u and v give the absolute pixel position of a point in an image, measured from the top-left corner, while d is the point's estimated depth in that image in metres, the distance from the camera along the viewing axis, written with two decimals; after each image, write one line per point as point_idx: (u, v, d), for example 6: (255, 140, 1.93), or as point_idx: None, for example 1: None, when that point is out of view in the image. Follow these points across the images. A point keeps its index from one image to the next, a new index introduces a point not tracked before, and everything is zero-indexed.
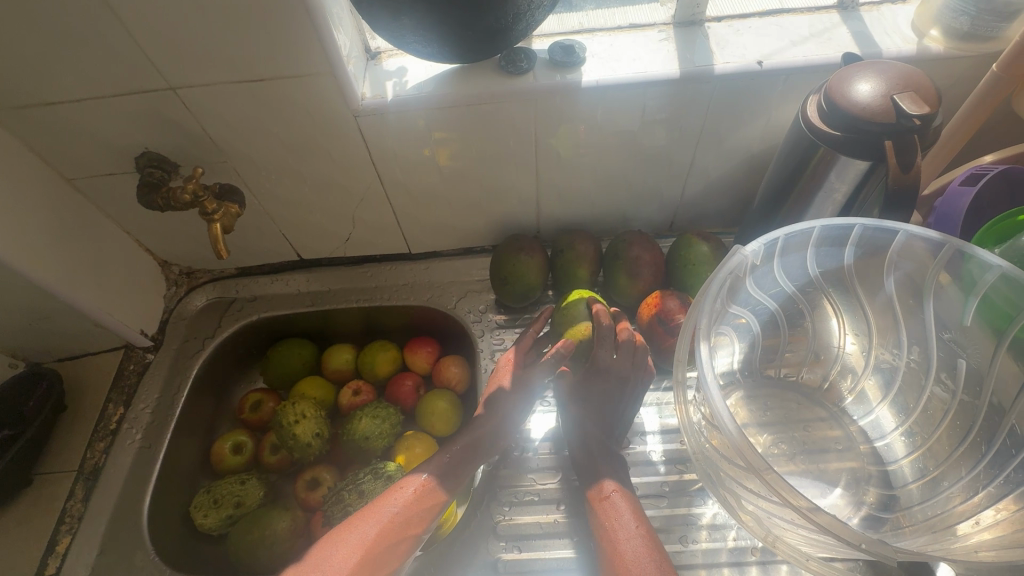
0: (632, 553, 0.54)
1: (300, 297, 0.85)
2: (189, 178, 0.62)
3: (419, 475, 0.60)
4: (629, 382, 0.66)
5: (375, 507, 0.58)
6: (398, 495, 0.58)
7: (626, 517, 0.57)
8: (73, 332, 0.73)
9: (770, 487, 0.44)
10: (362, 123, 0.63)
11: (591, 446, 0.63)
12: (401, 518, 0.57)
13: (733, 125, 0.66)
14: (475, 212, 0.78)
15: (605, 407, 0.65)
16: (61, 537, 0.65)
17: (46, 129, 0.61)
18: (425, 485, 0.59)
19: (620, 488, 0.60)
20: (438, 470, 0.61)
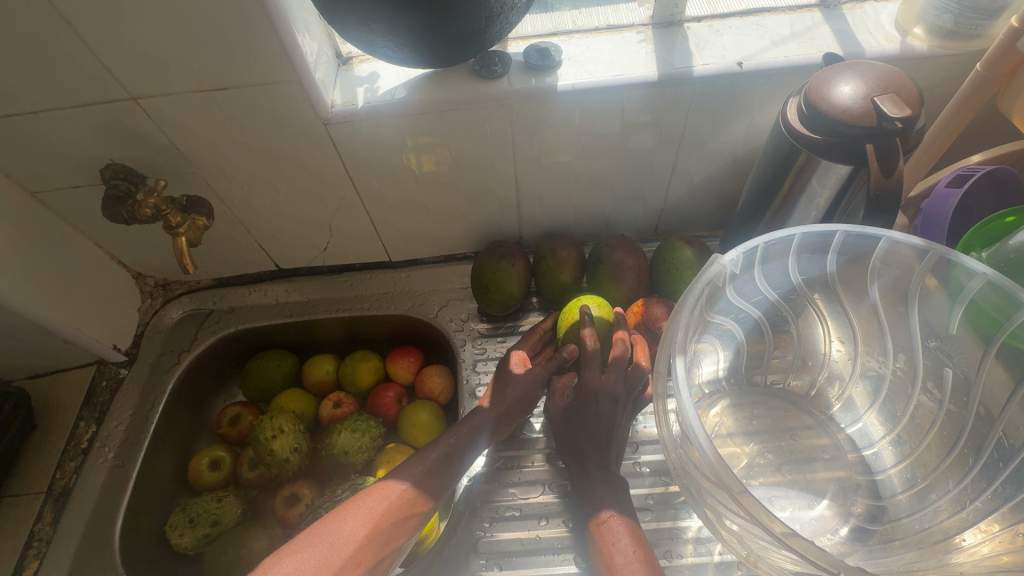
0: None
1: (279, 308, 0.83)
2: (149, 192, 0.60)
3: (429, 454, 0.59)
4: (620, 403, 0.63)
5: (386, 482, 0.56)
6: (408, 471, 0.57)
7: (625, 541, 0.54)
8: (41, 349, 0.71)
9: (744, 509, 0.43)
10: (332, 131, 0.61)
11: (588, 463, 0.61)
12: (408, 495, 0.55)
13: (714, 128, 0.65)
14: (455, 219, 0.76)
15: (601, 427, 0.62)
16: (28, 562, 0.63)
17: (4, 142, 0.59)
18: (433, 466, 0.58)
19: (619, 511, 0.57)
20: (447, 452, 0.60)
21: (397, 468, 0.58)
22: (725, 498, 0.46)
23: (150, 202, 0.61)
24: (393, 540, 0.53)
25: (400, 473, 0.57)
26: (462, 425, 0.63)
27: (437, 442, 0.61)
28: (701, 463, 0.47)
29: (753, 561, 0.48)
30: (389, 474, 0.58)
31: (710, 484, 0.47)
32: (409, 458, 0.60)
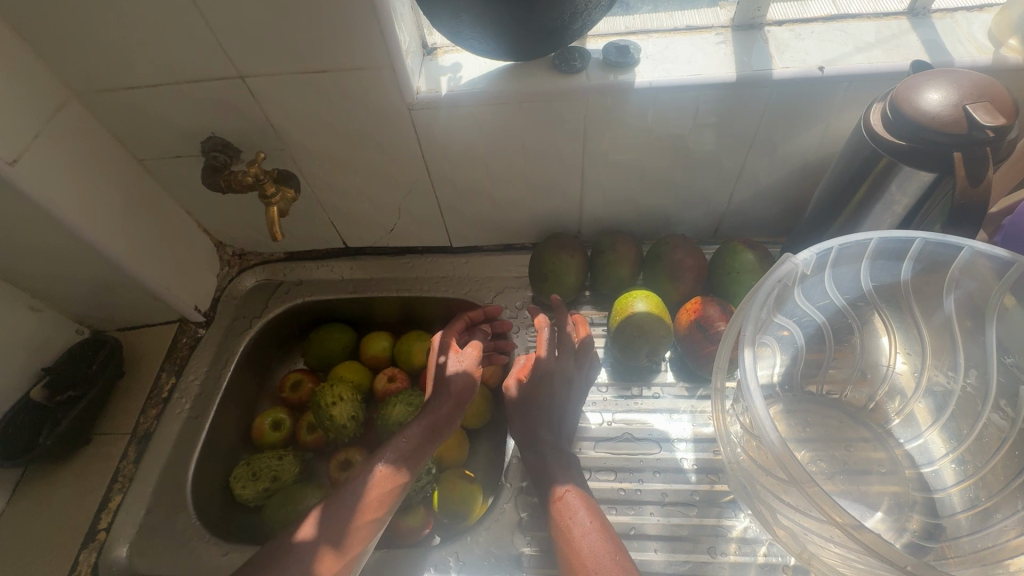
0: (589, 547, 0.57)
1: (343, 284, 0.88)
2: (251, 162, 0.65)
3: (381, 458, 0.65)
4: (574, 381, 0.69)
5: (349, 491, 0.63)
6: (364, 478, 0.64)
7: (581, 514, 0.60)
8: (134, 304, 0.77)
9: (812, 499, 0.43)
10: (415, 116, 0.64)
11: (541, 444, 0.67)
12: (360, 504, 0.62)
13: (789, 133, 0.65)
14: (517, 209, 0.79)
15: (556, 410, 0.68)
16: (113, 495, 0.68)
17: (123, 111, 0.65)
18: (389, 468, 0.65)
19: (573, 486, 0.62)
20: (400, 453, 0.66)
21: (357, 475, 0.65)
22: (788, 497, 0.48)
23: (251, 172, 0.65)
24: (367, 537, 0.62)
25: (359, 481, 0.64)
26: (414, 426, 0.68)
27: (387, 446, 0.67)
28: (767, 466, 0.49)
29: (807, 559, 0.48)
30: (352, 479, 0.65)
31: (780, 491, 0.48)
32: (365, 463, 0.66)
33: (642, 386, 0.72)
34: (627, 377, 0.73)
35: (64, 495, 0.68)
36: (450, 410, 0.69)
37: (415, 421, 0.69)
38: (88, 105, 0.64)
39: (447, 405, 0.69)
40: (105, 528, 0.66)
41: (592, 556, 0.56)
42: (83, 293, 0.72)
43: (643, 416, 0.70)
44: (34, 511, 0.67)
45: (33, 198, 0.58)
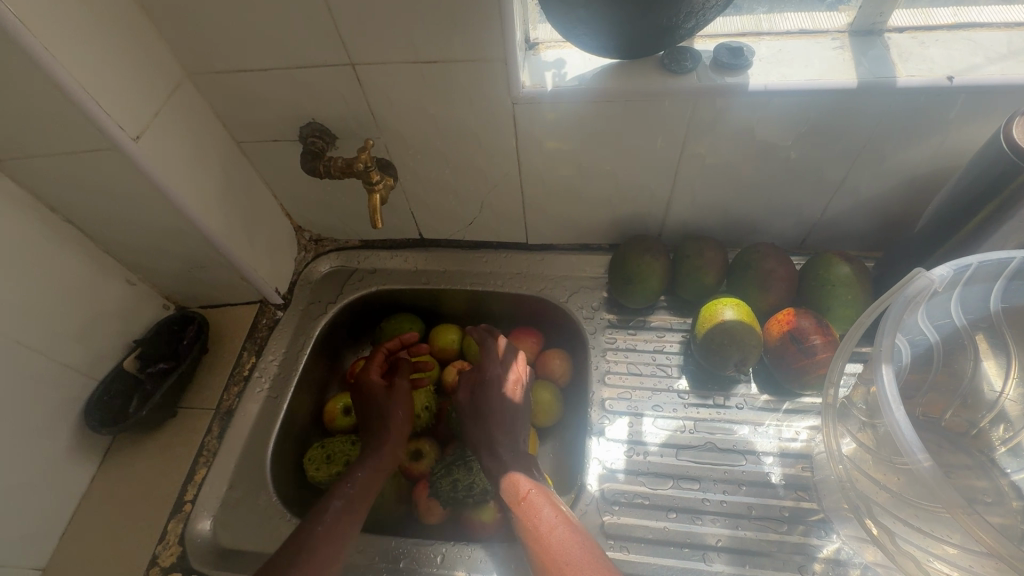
0: (559, 540, 0.57)
1: (415, 275, 0.88)
2: (363, 149, 0.64)
3: (330, 503, 0.62)
4: (518, 387, 0.73)
5: (304, 541, 0.58)
6: (315, 526, 0.60)
7: (545, 510, 0.60)
8: (221, 283, 0.78)
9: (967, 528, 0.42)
10: (517, 110, 0.64)
11: (500, 448, 0.68)
12: (326, 540, 0.59)
13: (902, 144, 0.63)
14: (601, 208, 0.78)
15: (507, 416, 0.70)
16: (198, 468, 0.69)
17: (231, 94, 0.66)
18: (341, 512, 0.62)
19: (533, 485, 0.63)
20: (349, 495, 0.63)
21: (307, 522, 0.60)
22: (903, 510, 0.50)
23: (363, 160, 0.65)
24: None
25: (310, 530, 0.59)
26: (357, 471, 0.66)
27: (333, 492, 0.63)
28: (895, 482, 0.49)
29: None
30: (300, 526, 0.60)
31: (909, 512, 0.49)
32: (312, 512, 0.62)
33: (723, 396, 0.71)
34: (708, 385, 0.72)
35: (150, 465, 0.69)
36: (390, 451, 0.69)
37: (358, 467, 0.67)
38: (200, 87, 0.66)
39: (384, 443, 0.69)
40: (190, 500, 0.67)
41: (563, 548, 0.56)
42: (176, 270, 0.74)
43: (728, 426, 0.68)
44: (123, 478, 0.69)
45: (150, 173, 0.59)
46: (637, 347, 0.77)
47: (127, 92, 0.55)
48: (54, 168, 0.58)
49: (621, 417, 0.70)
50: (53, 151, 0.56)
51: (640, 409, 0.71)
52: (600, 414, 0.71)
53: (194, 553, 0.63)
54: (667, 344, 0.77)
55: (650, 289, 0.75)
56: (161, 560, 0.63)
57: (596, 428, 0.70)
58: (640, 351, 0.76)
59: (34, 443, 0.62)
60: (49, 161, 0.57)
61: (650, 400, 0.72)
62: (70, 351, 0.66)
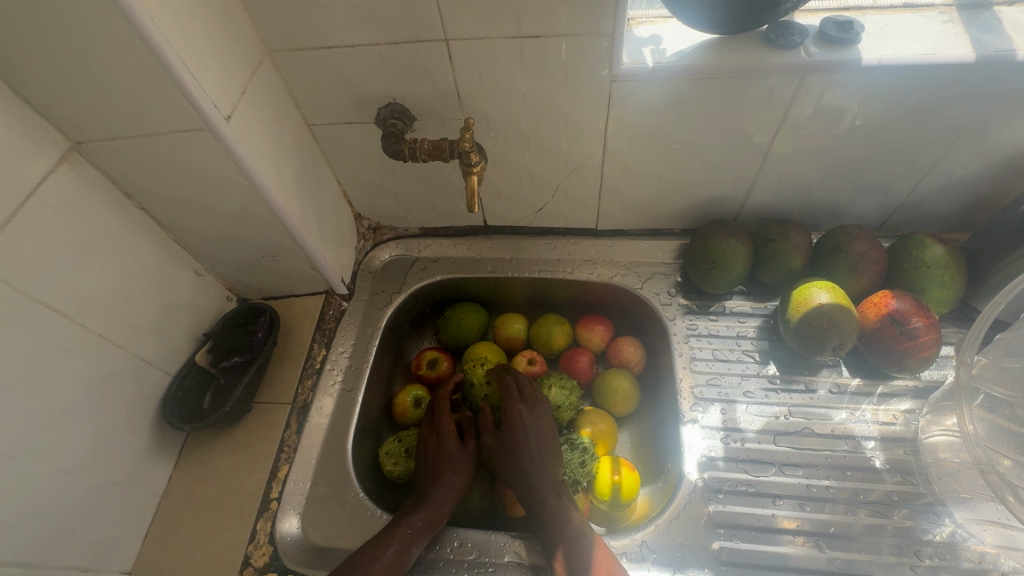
0: (575, 542, 0.58)
1: (480, 263, 0.85)
2: (464, 130, 0.60)
3: (384, 552, 0.57)
4: (540, 418, 0.68)
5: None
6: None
7: (568, 515, 0.60)
8: (289, 273, 0.75)
9: None
10: (614, 89, 0.62)
11: (530, 476, 0.64)
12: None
13: (1009, 120, 0.61)
14: (680, 192, 0.76)
15: (533, 453, 0.65)
16: (280, 465, 0.66)
17: (311, 74, 0.63)
18: (391, 564, 0.56)
19: (560, 497, 0.62)
20: (403, 544, 0.58)
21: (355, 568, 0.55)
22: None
23: (464, 141, 0.61)
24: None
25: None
26: (415, 515, 0.60)
27: (391, 537, 0.58)
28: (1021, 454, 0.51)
29: None
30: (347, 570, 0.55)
31: None
32: (362, 553, 0.56)
33: (812, 380, 0.70)
34: (798, 370, 0.71)
35: (229, 462, 0.67)
36: (452, 502, 0.63)
37: (417, 509, 0.61)
38: (278, 67, 0.62)
39: (444, 489, 0.63)
40: (276, 498, 0.64)
41: (578, 551, 0.57)
42: (246, 259, 0.71)
43: (824, 412, 0.67)
44: (203, 476, 0.66)
45: (240, 156, 0.56)
46: (720, 333, 0.75)
47: (219, 69, 0.52)
48: (138, 151, 0.55)
49: (714, 405, 0.69)
50: (141, 132, 0.53)
51: (732, 396, 0.69)
52: (691, 402, 0.69)
53: (287, 552, 0.61)
54: (749, 329, 0.75)
55: (733, 276, 0.74)
56: (253, 559, 0.60)
57: (690, 416, 0.68)
58: (723, 337, 0.75)
59: (117, 440, 0.60)
60: (133, 143, 0.54)
61: (739, 387, 0.70)
62: (147, 345, 0.63)
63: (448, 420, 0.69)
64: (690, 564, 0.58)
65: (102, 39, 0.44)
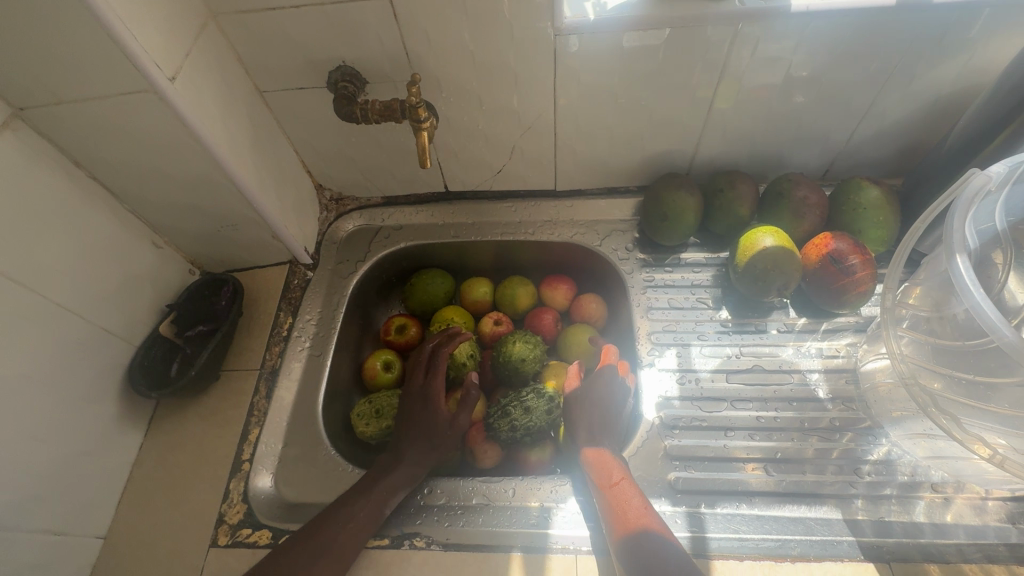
0: (644, 523, 0.54)
1: (443, 228, 0.87)
2: (410, 85, 0.62)
3: (357, 510, 0.58)
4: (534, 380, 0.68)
5: (327, 551, 0.55)
6: (339, 537, 0.56)
7: (635, 498, 0.57)
8: (250, 243, 0.76)
9: None
10: (558, 43, 0.63)
11: None
12: (356, 529, 0.57)
13: (932, 63, 0.65)
14: (632, 148, 0.78)
15: None
16: (251, 428, 0.67)
17: (257, 37, 0.63)
18: (365, 522, 0.58)
19: (625, 475, 0.60)
20: (377, 503, 0.59)
21: (328, 528, 0.56)
22: (960, 394, 0.53)
23: (411, 97, 0.62)
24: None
25: (333, 540, 0.56)
26: (388, 475, 0.61)
27: (364, 497, 0.59)
28: (948, 371, 0.54)
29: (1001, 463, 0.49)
30: (320, 530, 0.56)
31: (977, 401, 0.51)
32: (333, 513, 0.58)
33: (762, 321, 0.74)
34: (748, 313, 0.74)
35: (200, 429, 0.68)
36: (426, 463, 0.64)
37: (390, 470, 0.62)
38: (223, 31, 0.62)
39: (418, 453, 0.64)
40: (249, 459, 0.65)
41: (642, 527, 0.54)
42: (204, 230, 0.71)
43: (773, 349, 0.71)
44: (174, 443, 0.67)
45: (188, 119, 0.56)
46: (675, 283, 0.78)
47: (160, 29, 0.52)
48: (83, 116, 0.55)
49: (670, 349, 0.72)
50: (84, 95, 0.53)
51: (687, 340, 0.73)
52: (649, 347, 0.73)
53: (261, 509, 0.62)
54: (703, 278, 0.78)
55: (684, 229, 0.76)
56: (228, 517, 0.62)
57: (647, 360, 0.72)
58: (678, 286, 0.78)
59: (83, 409, 0.60)
60: (77, 108, 0.54)
61: (694, 331, 0.73)
62: (107, 315, 0.63)
63: (439, 385, 0.68)
64: (647, 494, 0.61)
65: None
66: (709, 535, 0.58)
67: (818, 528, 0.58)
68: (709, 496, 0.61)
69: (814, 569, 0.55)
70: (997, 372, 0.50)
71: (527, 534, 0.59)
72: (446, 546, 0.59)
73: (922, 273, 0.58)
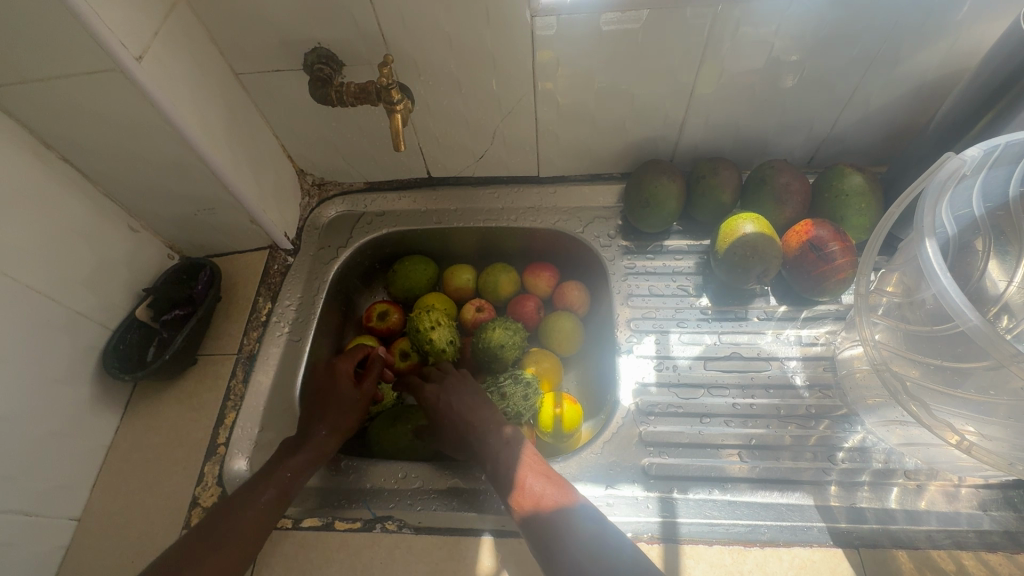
0: (543, 513, 0.53)
1: (425, 215, 0.86)
2: (383, 66, 0.61)
3: (260, 495, 0.55)
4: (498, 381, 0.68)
5: (225, 545, 0.51)
6: (238, 529, 0.53)
7: (532, 487, 0.55)
8: (229, 228, 0.75)
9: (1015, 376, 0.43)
10: (536, 26, 0.62)
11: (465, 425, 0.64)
12: (259, 520, 0.54)
13: (916, 47, 0.64)
14: (615, 133, 0.77)
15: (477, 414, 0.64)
16: (227, 412, 0.68)
17: (229, 17, 0.62)
18: (268, 507, 0.55)
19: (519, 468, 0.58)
20: (281, 489, 0.57)
21: (229, 520, 0.53)
22: (936, 381, 0.53)
23: (384, 78, 0.62)
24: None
25: (233, 531, 0.52)
26: (293, 457, 0.59)
27: (266, 483, 0.56)
28: (919, 357, 0.54)
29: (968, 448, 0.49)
30: (215, 525, 0.52)
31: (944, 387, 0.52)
32: (234, 499, 0.55)
33: (743, 309, 0.73)
34: (729, 300, 0.74)
35: (176, 412, 0.68)
36: (336, 437, 0.63)
37: (295, 452, 0.60)
38: (195, 11, 0.61)
39: (326, 430, 0.62)
40: (224, 442, 0.66)
41: (543, 518, 0.52)
42: (181, 213, 0.71)
43: (751, 337, 0.71)
44: (151, 426, 0.67)
45: (157, 100, 0.56)
46: (656, 270, 0.78)
47: (126, 7, 0.52)
48: (49, 96, 0.54)
49: (649, 336, 0.72)
50: (49, 74, 0.52)
51: (666, 327, 0.73)
52: (628, 334, 0.72)
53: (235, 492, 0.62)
54: (684, 266, 0.78)
55: (667, 216, 0.76)
56: (201, 500, 0.62)
57: (626, 347, 0.71)
58: (659, 274, 0.77)
59: (55, 391, 0.60)
60: (44, 88, 0.53)
61: (674, 318, 0.73)
62: (81, 298, 0.63)
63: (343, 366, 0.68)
64: (620, 479, 0.62)
65: None
66: (679, 520, 0.58)
67: (789, 514, 0.58)
68: (682, 482, 0.61)
69: (782, 555, 0.55)
70: (965, 357, 0.51)
71: (499, 519, 0.59)
72: (417, 529, 0.59)
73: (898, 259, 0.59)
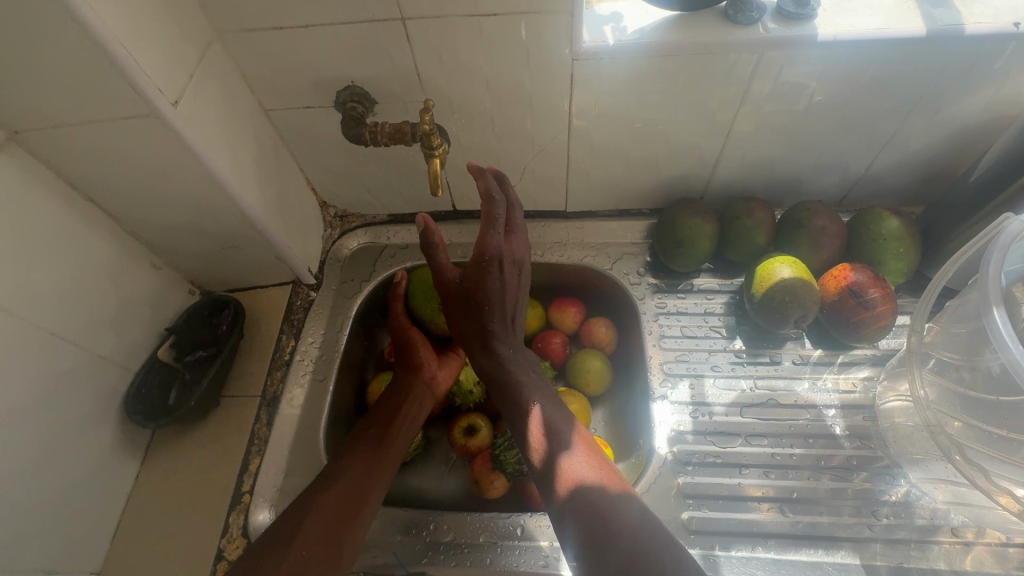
0: (594, 493, 0.50)
1: (449, 248, 0.84)
2: (423, 111, 0.60)
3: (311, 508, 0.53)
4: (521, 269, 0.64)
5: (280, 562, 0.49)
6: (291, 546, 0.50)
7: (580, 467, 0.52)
8: (253, 264, 0.73)
9: None
10: (576, 68, 0.61)
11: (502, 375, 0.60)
12: (318, 532, 0.52)
13: (959, 94, 0.63)
14: (647, 171, 0.76)
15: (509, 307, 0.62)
16: (251, 457, 0.66)
17: (263, 56, 0.61)
18: (323, 519, 0.53)
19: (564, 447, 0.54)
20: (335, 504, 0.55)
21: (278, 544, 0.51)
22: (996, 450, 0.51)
23: (424, 123, 0.61)
24: None
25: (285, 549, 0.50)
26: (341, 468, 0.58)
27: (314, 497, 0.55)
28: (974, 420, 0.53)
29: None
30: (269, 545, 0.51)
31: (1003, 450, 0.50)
32: (289, 514, 0.53)
33: (777, 352, 0.72)
34: (763, 343, 0.73)
35: (198, 458, 0.66)
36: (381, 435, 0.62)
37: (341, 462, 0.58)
38: (228, 50, 0.60)
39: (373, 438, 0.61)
40: (248, 490, 0.63)
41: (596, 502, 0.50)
42: (205, 251, 0.69)
43: (788, 382, 0.70)
44: (172, 472, 0.65)
45: (191, 144, 0.54)
46: (688, 310, 0.76)
47: (163, 52, 0.50)
48: (81, 139, 0.53)
49: (683, 381, 0.71)
50: (84, 119, 0.51)
51: (700, 371, 0.71)
52: (661, 378, 0.71)
53: None
54: (716, 306, 0.77)
55: (700, 256, 0.75)
56: (226, 553, 0.60)
57: (659, 392, 0.70)
58: (691, 314, 0.76)
59: (77, 439, 0.58)
60: (76, 132, 0.52)
61: (708, 362, 0.72)
62: (105, 342, 0.61)
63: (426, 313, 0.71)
64: None
65: (34, 26, 0.42)
66: None
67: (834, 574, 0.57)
68: (724, 538, 0.60)
69: None
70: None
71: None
72: None
73: (944, 315, 0.59)
